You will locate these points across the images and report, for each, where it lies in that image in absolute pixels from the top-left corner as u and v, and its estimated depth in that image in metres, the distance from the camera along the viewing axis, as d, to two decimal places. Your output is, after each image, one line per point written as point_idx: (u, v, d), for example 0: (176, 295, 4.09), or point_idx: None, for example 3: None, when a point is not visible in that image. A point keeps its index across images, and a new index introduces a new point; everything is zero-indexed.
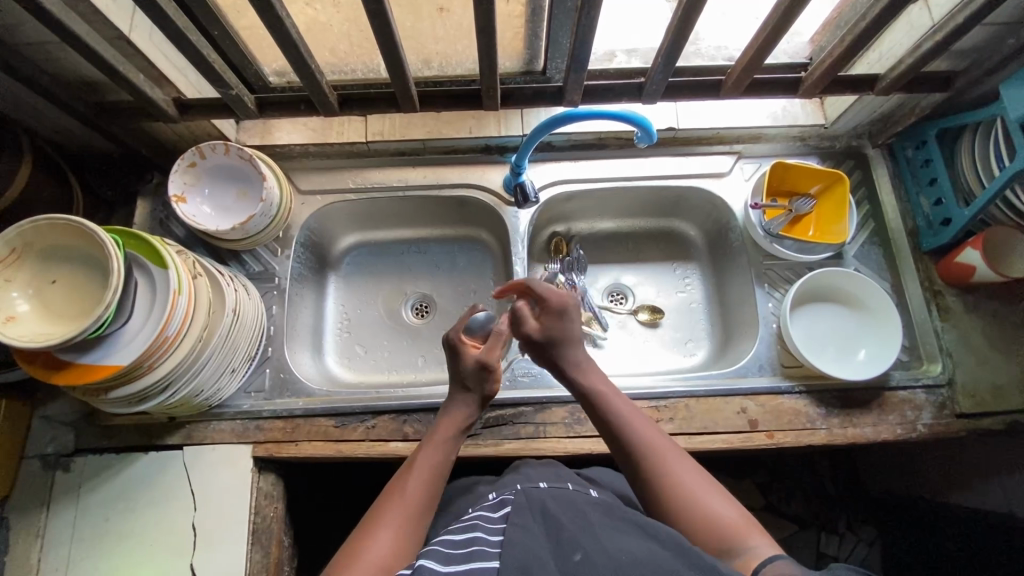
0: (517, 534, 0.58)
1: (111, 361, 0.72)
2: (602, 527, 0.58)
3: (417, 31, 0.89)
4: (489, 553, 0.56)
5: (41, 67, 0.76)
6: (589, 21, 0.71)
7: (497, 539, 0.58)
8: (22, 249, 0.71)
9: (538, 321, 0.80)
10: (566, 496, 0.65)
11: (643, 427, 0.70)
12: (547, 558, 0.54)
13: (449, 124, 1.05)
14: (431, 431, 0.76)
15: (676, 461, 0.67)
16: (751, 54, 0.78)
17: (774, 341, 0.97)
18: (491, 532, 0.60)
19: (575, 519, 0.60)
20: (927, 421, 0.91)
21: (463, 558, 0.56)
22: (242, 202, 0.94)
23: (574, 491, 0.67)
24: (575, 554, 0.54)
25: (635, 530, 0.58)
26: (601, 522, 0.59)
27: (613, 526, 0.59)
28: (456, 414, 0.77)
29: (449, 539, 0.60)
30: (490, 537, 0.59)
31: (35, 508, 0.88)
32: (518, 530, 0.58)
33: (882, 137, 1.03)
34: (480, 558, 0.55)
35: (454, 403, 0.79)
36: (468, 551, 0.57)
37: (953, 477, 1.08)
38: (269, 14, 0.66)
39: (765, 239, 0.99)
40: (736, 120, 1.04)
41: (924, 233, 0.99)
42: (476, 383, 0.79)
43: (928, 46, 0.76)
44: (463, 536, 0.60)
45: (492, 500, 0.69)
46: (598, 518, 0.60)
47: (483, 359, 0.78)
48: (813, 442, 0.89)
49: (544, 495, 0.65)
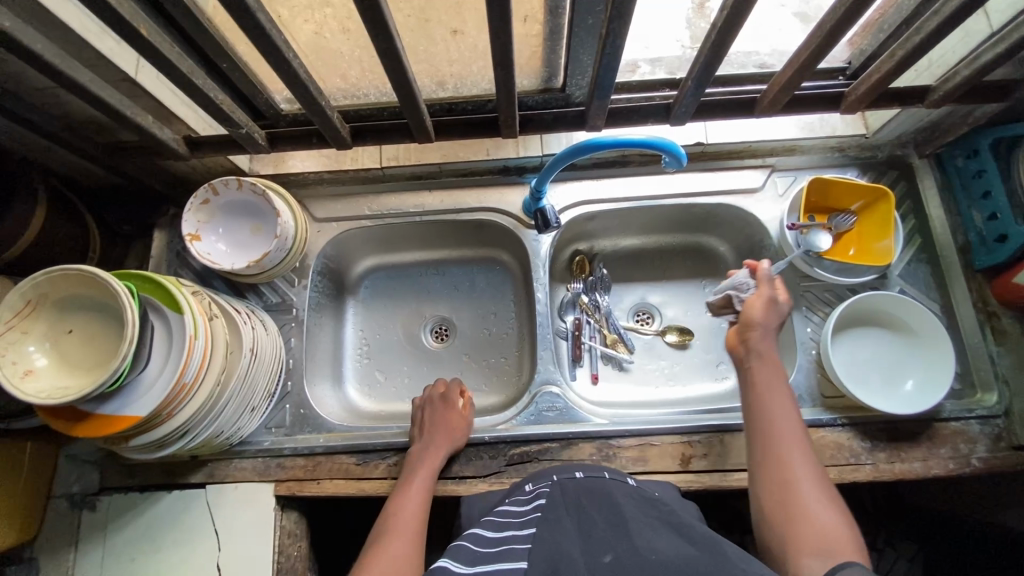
0: (548, 531, 0.59)
1: (127, 414, 0.70)
2: (635, 527, 0.59)
3: (430, 54, 0.84)
4: (517, 553, 0.58)
5: (49, 111, 0.74)
6: (614, 49, 0.66)
7: (525, 538, 0.59)
8: (37, 301, 0.69)
9: (759, 304, 0.79)
10: (598, 490, 0.66)
11: (776, 415, 0.71)
12: (576, 555, 0.55)
13: (465, 147, 1.03)
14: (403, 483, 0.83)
15: (803, 466, 0.67)
16: (793, 71, 0.72)
17: (813, 369, 0.91)
18: (519, 530, 0.61)
19: (608, 520, 0.60)
20: (982, 455, 0.85)
21: (488, 558, 0.58)
22: (257, 237, 0.92)
23: (609, 482, 0.68)
24: (604, 555, 0.56)
25: (668, 532, 0.59)
26: (633, 518, 0.60)
27: (646, 524, 0.60)
28: (422, 458, 0.84)
29: (478, 539, 0.62)
30: (517, 537, 0.60)
31: (64, 547, 0.89)
32: (548, 529, 0.60)
33: (928, 146, 0.96)
34: (504, 559, 0.57)
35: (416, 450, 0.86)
36: (497, 550, 0.59)
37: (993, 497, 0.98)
38: (275, 56, 0.63)
39: (803, 263, 0.94)
40: (768, 133, 0.98)
41: (977, 250, 0.91)
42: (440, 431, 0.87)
43: (988, 57, 0.69)
44: (495, 538, 0.62)
45: (529, 492, 0.72)
46: (632, 514, 0.61)
47: (443, 414, 0.89)
48: (857, 479, 0.84)
49: (577, 491, 0.67)
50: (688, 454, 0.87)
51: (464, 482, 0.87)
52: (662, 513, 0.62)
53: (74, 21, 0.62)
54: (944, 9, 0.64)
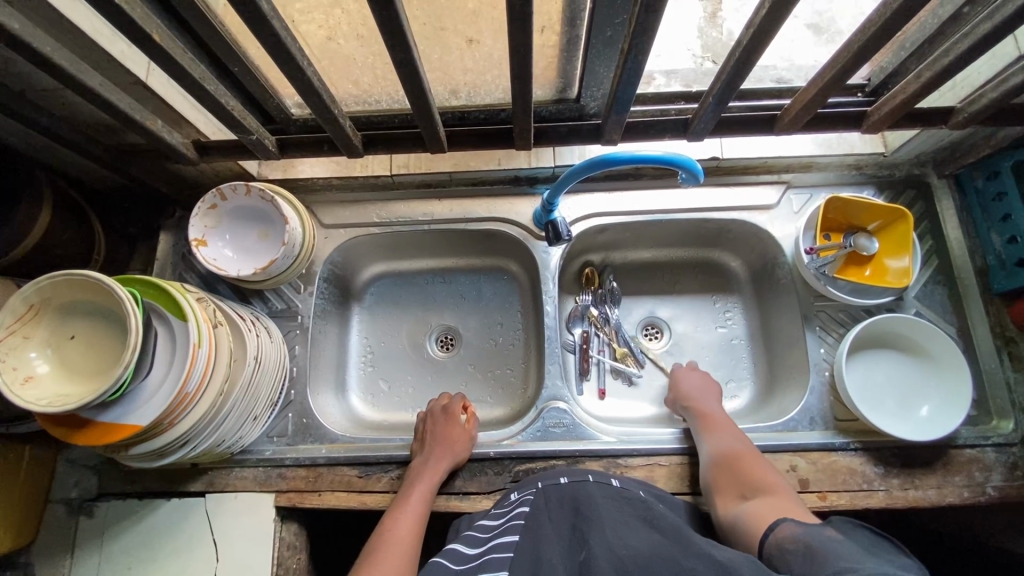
0: (529, 537, 0.62)
1: (128, 423, 0.68)
2: (611, 523, 0.62)
3: (444, 63, 0.83)
4: (498, 560, 0.60)
5: (57, 112, 0.73)
6: (635, 65, 0.64)
7: (508, 543, 0.62)
8: (40, 305, 0.68)
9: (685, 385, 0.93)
10: (578, 494, 0.68)
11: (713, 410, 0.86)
12: (555, 561, 0.58)
13: (476, 156, 1.00)
14: (403, 496, 0.82)
15: (745, 446, 0.80)
16: (817, 90, 0.70)
17: (826, 391, 0.90)
18: (503, 535, 0.64)
19: (587, 517, 0.64)
20: (997, 484, 0.83)
21: (470, 571, 0.61)
22: (263, 243, 0.91)
23: (591, 484, 0.71)
24: (580, 553, 0.59)
25: (640, 528, 0.62)
26: (608, 517, 0.63)
27: (621, 521, 0.63)
28: (421, 472, 0.83)
29: (457, 555, 0.64)
30: (500, 542, 0.63)
31: (59, 553, 0.87)
32: (530, 536, 0.62)
33: (948, 166, 0.94)
34: (487, 571, 0.59)
35: (417, 464, 0.84)
36: (477, 564, 0.62)
37: (1006, 525, 0.95)
38: (289, 63, 0.62)
39: (817, 280, 0.91)
40: (786, 148, 0.96)
41: (995, 273, 0.90)
42: (446, 445, 0.85)
43: (1017, 80, 0.67)
44: (477, 552, 0.64)
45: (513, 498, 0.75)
46: (608, 513, 0.64)
47: (446, 427, 0.87)
48: (869, 506, 0.82)
49: (557, 494, 0.70)
50: (697, 475, 0.85)
51: (468, 498, 0.86)
52: (637, 509, 0.66)
53: (86, 23, 0.61)
54: (974, 31, 0.63)
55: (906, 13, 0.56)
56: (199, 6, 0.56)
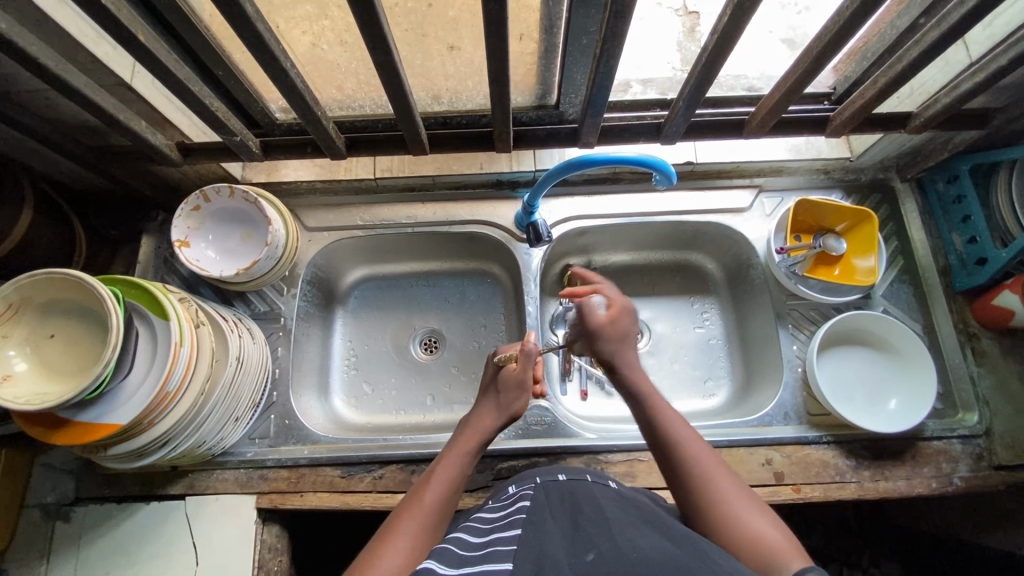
0: (533, 532, 0.53)
1: (108, 422, 0.68)
2: (617, 524, 0.53)
3: (426, 68, 0.85)
4: (503, 554, 0.51)
5: (41, 113, 0.74)
6: (608, 68, 0.67)
7: (513, 537, 0.54)
8: (19, 305, 0.68)
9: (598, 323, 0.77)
10: (580, 493, 0.61)
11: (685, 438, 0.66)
12: (559, 554, 0.49)
13: (458, 160, 1.03)
14: (454, 439, 0.73)
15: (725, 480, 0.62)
16: (781, 94, 0.74)
17: (799, 387, 0.92)
18: (507, 530, 0.56)
19: (590, 516, 0.55)
20: (963, 474, 0.86)
21: (474, 561, 0.52)
22: (246, 244, 0.92)
23: (592, 484, 0.64)
24: (587, 553, 0.49)
25: (652, 532, 0.53)
26: (616, 519, 0.54)
27: (628, 522, 0.54)
28: (481, 421, 0.74)
29: (462, 544, 0.57)
30: (504, 537, 0.55)
31: (34, 560, 0.86)
32: (533, 531, 0.54)
33: (910, 170, 0.98)
34: (491, 560, 0.51)
35: (480, 413, 0.75)
36: (482, 553, 0.53)
37: None
38: (273, 66, 0.64)
39: (788, 279, 0.95)
40: (757, 153, 0.99)
41: (957, 272, 0.94)
42: (510, 397, 0.75)
43: (968, 86, 0.71)
44: (481, 542, 0.56)
45: (511, 493, 0.68)
46: (616, 514, 0.56)
47: (519, 375, 0.76)
48: (842, 497, 0.85)
49: (560, 491, 0.62)
50: None
51: None
52: (645, 514, 0.57)
53: (71, 25, 0.63)
54: (924, 39, 0.67)
55: (856, 20, 0.60)
56: (185, 9, 0.58)
